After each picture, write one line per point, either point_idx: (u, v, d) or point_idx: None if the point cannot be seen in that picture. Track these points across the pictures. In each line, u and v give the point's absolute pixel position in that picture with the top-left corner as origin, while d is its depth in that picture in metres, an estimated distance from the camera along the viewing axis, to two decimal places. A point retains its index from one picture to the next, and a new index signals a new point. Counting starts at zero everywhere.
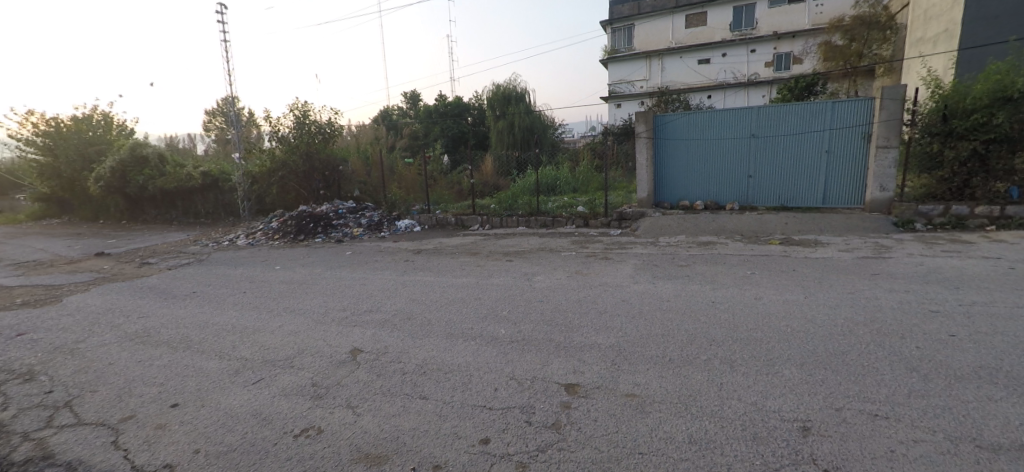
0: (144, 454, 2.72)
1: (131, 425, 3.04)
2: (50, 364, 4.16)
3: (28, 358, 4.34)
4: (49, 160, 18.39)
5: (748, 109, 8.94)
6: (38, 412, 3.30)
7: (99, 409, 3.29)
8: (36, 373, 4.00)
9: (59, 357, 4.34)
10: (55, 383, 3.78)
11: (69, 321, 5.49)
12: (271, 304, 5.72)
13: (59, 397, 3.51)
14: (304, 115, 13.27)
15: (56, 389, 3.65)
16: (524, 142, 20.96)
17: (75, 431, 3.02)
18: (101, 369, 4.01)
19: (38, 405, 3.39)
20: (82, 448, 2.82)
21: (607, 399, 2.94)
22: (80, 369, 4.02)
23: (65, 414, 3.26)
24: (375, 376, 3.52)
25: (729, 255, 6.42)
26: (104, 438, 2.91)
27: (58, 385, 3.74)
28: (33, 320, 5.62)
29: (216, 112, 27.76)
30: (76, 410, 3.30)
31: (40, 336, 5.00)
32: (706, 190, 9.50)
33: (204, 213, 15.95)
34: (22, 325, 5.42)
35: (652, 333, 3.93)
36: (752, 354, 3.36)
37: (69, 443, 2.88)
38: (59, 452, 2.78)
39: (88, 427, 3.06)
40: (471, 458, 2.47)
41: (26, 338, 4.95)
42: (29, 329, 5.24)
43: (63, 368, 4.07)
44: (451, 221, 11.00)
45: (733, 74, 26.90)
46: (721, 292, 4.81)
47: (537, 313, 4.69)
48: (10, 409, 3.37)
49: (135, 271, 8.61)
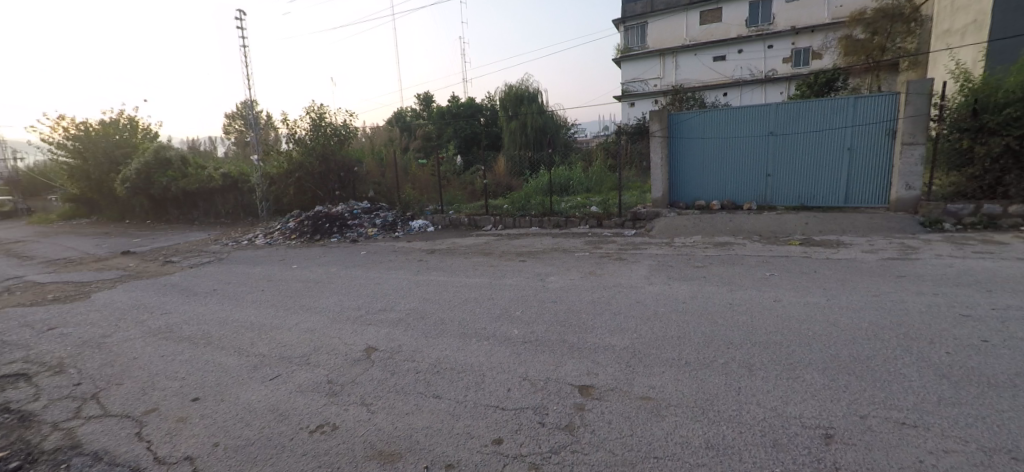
0: (165, 446, 2.75)
1: (154, 418, 3.08)
2: (78, 358, 4.25)
3: (58, 352, 4.44)
4: (79, 163, 18.93)
5: (767, 106, 8.76)
6: (67, 403, 3.37)
7: (125, 401, 3.34)
8: (65, 366, 4.08)
9: (87, 351, 4.43)
10: (83, 375, 3.86)
11: (97, 316, 5.62)
12: (287, 303, 5.77)
13: (87, 389, 3.59)
14: (320, 118, 13.53)
15: (84, 382, 3.72)
16: (536, 142, 20.94)
17: (102, 422, 3.07)
18: (127, 363, 4.08)
19: (67, 397, 3.46)
20: (107, 438, 2.87)
21: (622, 402, 2.88)
22: (107, 363, 4.09)
23: (92, 405, 3.32)
24: (389, 374, 3.52)
25: (747, 256, 6.28)
26: (128, 430, 2.95)
27: (85, 377, 3.81)
28: (63, 314, 5.77)
29: (236, 115, 28.27)
30: (102, 401, 3.36)
31: (69, 330, 5.12)
32: (722, 188, 9.35)
33: (224, 213, 16.22)
34: (52, 320, 5.56)
35: (666, 335, 3.85)
36: (772, 358, 3.27)
37: (96, 434, 2.93)
38: (85, 443, 2.83)
39: (114, 418, 3.11)
40: (484, 458, 2.44)
41: (56, 332, 5.07)
42: (59, 324, 5.37)
43: (91, 361, 4.15)
44: (464, 221, 11.02)
45: (749, 71, 26.45)
46: (740, 293, 4.71)
47: (552, 313, 4.65)
48: (40, 401, 3.44)
49: (159, 268, 8.80)
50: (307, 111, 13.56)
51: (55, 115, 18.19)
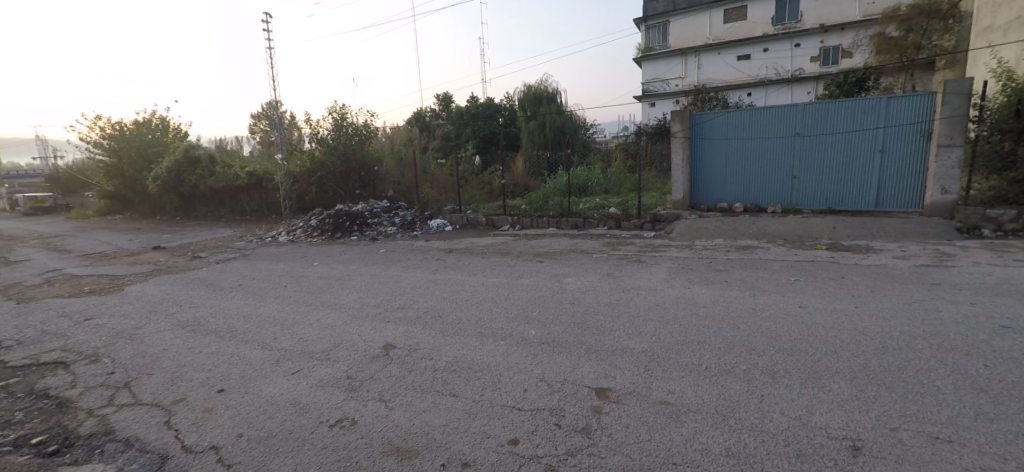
0: (193, 434, 2.82)
1: (181, 407, 3.16)
2: (112, 348, 4.39)
3: (93, 342, 4.59)
4: (114, 161, 19.63)
5: (794, 107, 8.54)
6: (102, 391, 3.49)
7: (155, 390, 3.44)
8: (99, 355, 4.22)
9: (120, 341, 4.57)
10: (116, 365, 3.98)
11: (130, 308, 5.81)
12: (308, 299, 5.86)
13: (120, 378, 3.70)
14: (342, 118, 13.90)
15: (118, 371, 3.84)
16: (555, 142, 20.83)
17: (133, 410, 3.17)
18: (157, 354, 4.19)
19: (101, 385, 3.58)
20: (138, 426, 2.96)
21: (639, 406, 2.83)
22: (139, 353, 4.22)
23: (125, 393, 3.43)
24: (406, 371, 3.53)
25: (770, 260, 6.13)
26: (157, 418, 3.04)
27: (119, 367, 3.93)
28: (99, 306, 5.98)
29: (261, 115, 28.92)
30: (134, 390, 3.46)
31: (104, 322, 5.29)
32: (745, 191, 9.15)
33: (249, 211, 16.60)
34: (88, 311, 5.78)
35: (685, 339, 3.78)
36: (796, 365, 3.18)
37: (128, 421, 3.03)
38: (117, 429, 2.93)
39: (144, 407, 3.20)
40: (501, 458, 2.42)
41: (92, 323, 5.26)
42: (95, 315, 5.57)
43: (123, 352, 4.28)
44: (482, 221, 11.04)
45: (775, 71, 25.83)
46: (763, 298, 4.60)
47: (569, 315, 4.60)
48: (77, 388, 3.57)
49: (188, 263, 9.04)
50: (329, 111, 13.87)
51: (93, 116, 18.96)
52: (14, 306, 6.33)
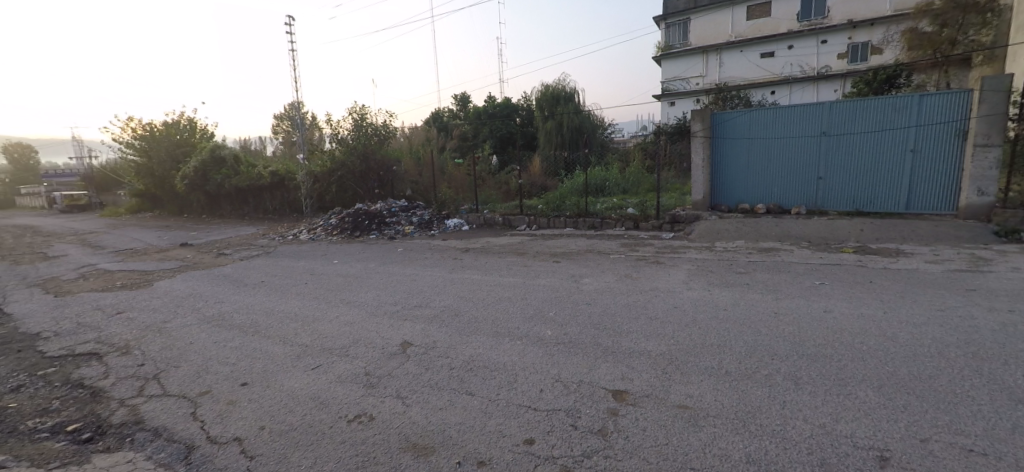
0: (217, 426, 2.88)
1: (206, 399, 3.23)
2: (142, 341, 4.52)
3: (124, 334, 4.73)
4: (145, 161, 20.25)
5: (819, 105, 8.32)
6: (132, 382, 3.59)
7: (182, 382, 3.52)
8: (130, 347, 4.35)
9: (149, 334, 4.70)
10: (146, 357, 4.09)
11: (159, 302, 5.97)
12: (328, 296, 5.93)
13: (149, 369, 3.80)
14: (361, 118, 14.36)
15: (147, 363, 3.95)
16: (573, 142, 20.73)
17: (161, 401, 3.25)
18: (184, 347, 4.30)
19: (132, 376, 3.69)
20: (167, 416, 3.04)
21: (657, 409, 2.78)
22: (166, 346, 4.33)
23: (154, 384, 3.52)
24: (423, 369, 3.54)
25: (794, 263, 5.97)
26: (184, 409, 3.12)
27: (148, 359, 4.04)
28: (130, 300, 6.17)
29: (284, 116, 29.51)
30: (163, 382, 3.55)
31: (134, 315, 5.45)
32: (769, 191, 8.96)
33: (271, 209, 16.92)
34: (120, 305, 5.96)
35: (705, 343, 3.70)
36: (821, 372, 3.08)
37: (156, 411, 3.12)
38: (146, 419, 3.01)
39: (172, 398, 3.29)
40: (516, 458, 2.41)
41: (123, 316, 5.43)
42: (126, 308, 5.74)
43: (152, 344, 4.40)
44: (498, 221, 11.04)
45: (800, 68, 25.22)
46: (787, 302, 4.48)
47: (585, 315, 4.57)
48: (109, 379, 3.69)
49: (213, 260, 9.26)
50: (349, 112, 14.28)
51: (125, 117, 19.63)
52: (51, 299, 6.57)
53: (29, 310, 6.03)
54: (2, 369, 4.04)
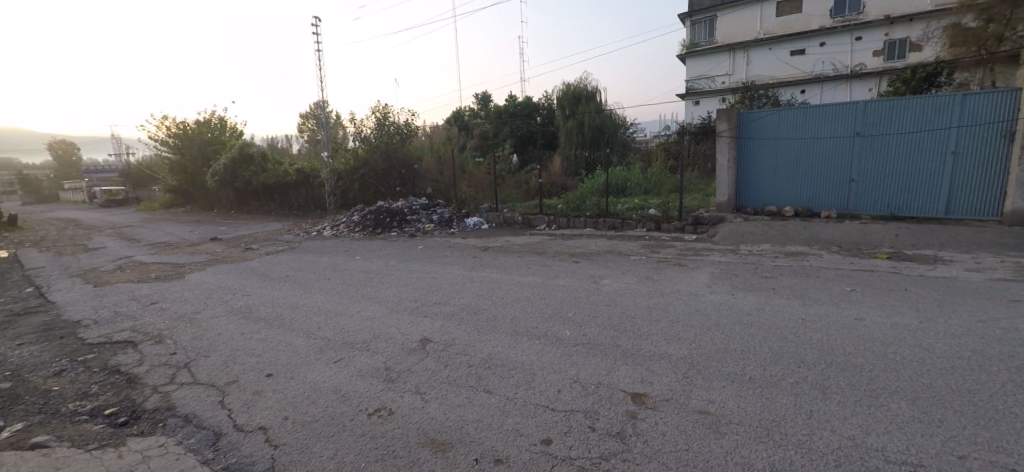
0: (243, 415, 2.94)
1: (233, 388, 3.30)
2: (174, 330, 4.66)
3: (157, 323, 4.89)
4: (178, 158, 20.96)
5: (853, 105, 8.04)
6: (165, 369, 3.70)
7: (211, 371, 3.62)
8: (163, 337, 4.48)
9: (181, 324, 4.84)
10: (177, 346, 4.21)
11: (190, 294, 6.15)
12: (350, 291, 6.00)
13: (181, 358, 3.91)
14: (384, 117, 14.60)
15: (178, 351, 4.07)
16: (593, 142, 20.56)
17: (191, 389, 3.34)
18: (213, 337, 4.41)
19: (164, 364, 3.80)
20: (196, 404, 3.12)
21: (678, 414, 2.71)
22: (197, 336, 4.45)
23: (185, 372, 3.62)
24: (442, 365, 3.55)
25: (823, 268, 5.78)
26: (212, 397, 3.19)
27: (179, 348, 4.16)
28: (163, 291, 6.38)
29: (310, 115, 30.12)
30: (193, 370, 3.65)
31: (167, 306, 5.63)
32: (796, 193, 8.71)
33: (297, 206, 17.27)
34: (154, 296, 6.16)
35: (729, 347, 3.61)
36: (851, 381, 2.96)
37: (186, 399, 3.20)
38: (178, 406, 3.10)
39: (201, 386, 3.37)
40: (533, 457, 2.38)
41: (156, 306, 5.61)
42: (159, 299, 5.93)
43: (183, 334, 4.53)
44: (518, 220, 11.01)
45: (833, 66, 24.44)
46: (816, 308, 4.33)
47: (604, 317, 4.51)
48: (144, 366, 3.81)
49: (241, 254, 9.50)
50: (372, 111, 14.53)
51: (160, 116, 20.34)
52: (91, 288, 6.84)
53: (70, 299, 6.30)
54: (46, 354, 4.23)
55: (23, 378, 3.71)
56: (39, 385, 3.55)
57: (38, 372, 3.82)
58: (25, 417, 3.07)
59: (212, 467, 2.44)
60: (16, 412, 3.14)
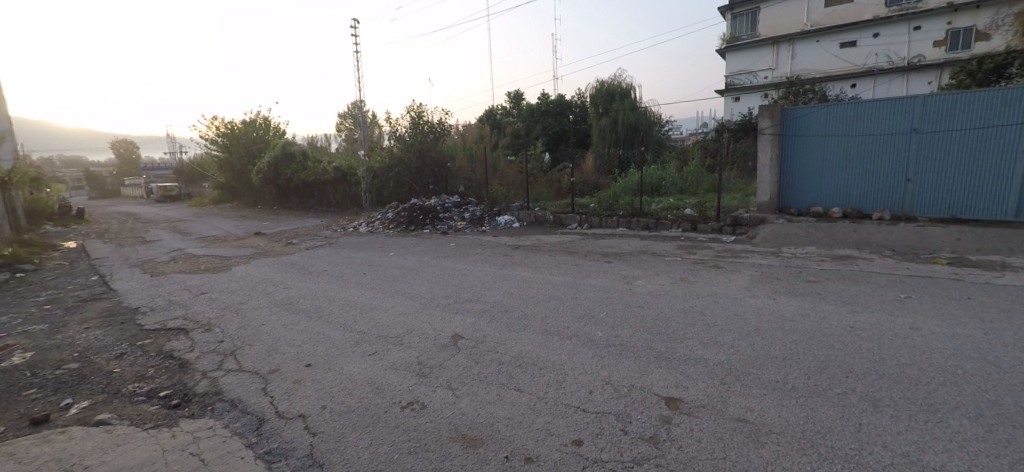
0: (284, 402, 3.03)
1: (275, 377, 3.41)
2: (221, 319, 4.87)
3: (207, 312, 5.13)
4: (226, 156, 21.98)
5: (910, 99, 7.57)
6: (213, 356, 3.86)
7: (255, 359, 3.75)
8: (211, 325, 4.69)
9: (228, 314, 5.06)
10: (224, 334, 4.39)
11: (236, 285, 6.42)
12: (384, 286, 6.11)
13: (228, 346, 4.08)
14: (418, 116, 14.83)
15: (226, 339, 4.24)
16: (627, 140, 20.18)
17: (237, 375, 3.48)
18: (257, 327, 4.58)
19: (213, 351, 3.96)
20: (241, 390, 3.24)
21: (714, 421, 2.61)
22: (242, 326, 4.63)
23: (231, 360, 3.77)
24: (473, 362, 3.56)
25: (874, 273, 5.48)
26: (256, 384, 3.31)
27: (226, 336, 4.34)
28: (212, 282, 6.68)
29: (348, 115, 30.96)
30: (239, 358, 3.79)
31: (215, 296, 5.89)
32: (845, 193, 8.27)
33: (334, 202, 17.78)
34: (203, 286, 6.46)
35: (771, 354, 3.45)
36: (904, 394, 2.77)
37: (232, 384, 3.33)
38: (225, 391, 3.23)
39: (246, 373, 3.50)
40: (563, 458, 2.34)
41: (206, 296, 5.88)
42: (208, 290, 6.22)
43: (230, 323, 4.73)
44: (549, 218, 10.94)
45: (887, 58, 23.08)
46: (866, 316, 4.09)
47: (637, 318, 4.41)
48: (194, 352, 3.98)
49: (283, 249, 9.85)
50: (407, 110, 14.75)
51: (210, 116, 21.43)
52: (147, 278, 7.24)
53: (129, 287, 6.69)
54: (108, 338, 4.51)
55: (88, 359, 3.97)
56: (103, 367, 3.78)
57: (102, 354, 4.07)
58: (91, 395, 3.28)
59: (255, 451, 2.52)
60: (83, 391, 3.36)
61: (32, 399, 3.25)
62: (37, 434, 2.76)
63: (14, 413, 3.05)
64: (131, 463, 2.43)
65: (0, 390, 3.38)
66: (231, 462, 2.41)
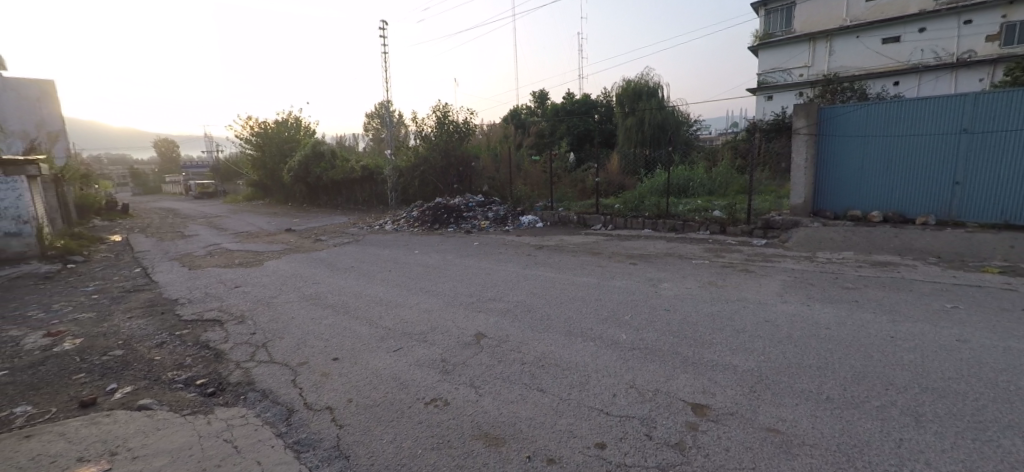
0: (312, 394, 3.09)
1: (304, 369, 3.48)
2: (254, 312, 5.00)
3: (240, 305, 5.29)
4: (259, 155, 22.67)
5: (960, 97, 7.19)
6: (246, 347, 3.97)
7: (286, 352, 3.83)
8: (244, 317, 4.83)
9: (260, 307, 5.20)
10: (257, 327, 4.51)
11: (267, 280, 6.60)
12: (408, 284, 6.17)
13: (260, 338, 4.19)
14: (444, 116, 14.81)
15: (258, 332, 4.36)
16: (654, 140, 19.85)
17: (268, 367, 3.56)
18: (287, 321, 4.69)
19: (246, 343, 4.08)
20: (272, 381, 3.31)
21: (743, 429, 2.53)
22: (273, 319, 4.75)
23: (263, 351, 3.87)
24: (496, 361, 3.54)
25: (916, 281, 5.22)
26: (286, 376, 3.38)
27: (259, 328, 4.46)
28: (245, 276, 6.89)
29: (375, 115, 31.44)
30: (271, 350, 3.89)
31: (248, 289, 6.07)
32: (888, 196, 7.92)
33: (361, 200, 18.09)
34: (237, 280, 6.67)
35: (805, 362, 3.32)
36: (950, 410, 2.62)
37: (263, 375, 3.42)
38: (256, 381, 3.32)
39: (276, 365, 3.58)
40: (586, 460, 2.31)
41: (239, 290, 6.07)
42: (241, 284, 6.41)
43: (262, 316, 4.86)
44: (573, 218, 10.86)
45: (935, 54, 22.01)
46: (908, 325, 3.90)
47: (663, 322, 4.31)
48: (228, 343, 4.11)
49: (312, 245, 10.07)
50: (433, 110, 14.84)
51: (245, 116, 22.12)
52: (186, 271, 7.53)
53: (169, 279, 6.97)
54: (150, 327, 4.70)
55: (132, 347, 4.14)
56: (145, 354, 3.94)
57: (144, 342, 4.24)
58: (133, 381, 3.41)
59: (284, 440, 2.57)
60: (126, 376, 3.51)
61: (81, 382, 3.42)
62: (85, 416, 2.89)
63: (65, 396, 3.21)
64: (168, 448, 2.51)
65: (52, 374, 3.57)
66: (262, 451, 2.47)
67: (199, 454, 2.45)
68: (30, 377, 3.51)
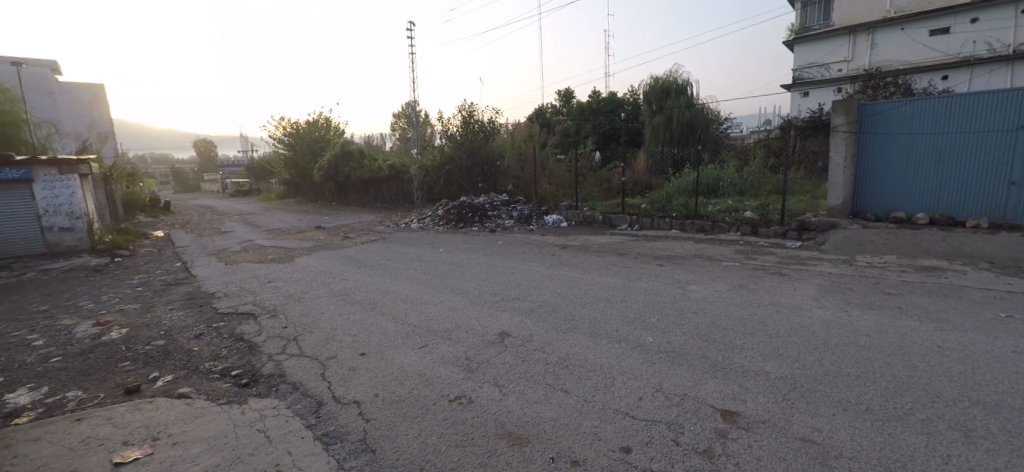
0: (341, 388, 3.15)
1: (333, 363, 3.56)
2: (285, 307, 5.14)
3: (273, 300, 5.44)
4: (290, 154, 23.31)
5: (1015, 92, 6.77)
6: (278, 341, 4.08)
7: (315, 346, 3.93)
8: (277, 311, 4.97)
9: (291, 302, 5.34)
10: (288, 321, 4.64)
11: (298, 276, 6.78)
12: (432, 282, 6.23)
13: (291, 332, 4.30)
14: (469, 115, 14.85)
15: (290, 326, 4.48)
16: (682, 138, 19.50)
17: (299, 360, 3.65)
18: (317, 316, 4.81)
19: (278, 336, 4.19)
20: (301, 374, 3.40)
21: (776, 439, 2.45)
22: (304, 314, 4.87)
23: (294, 345, 3.97)
24: (520, 360, 3.54)
25: (962, 287, 4.96)
26: (315, 369, 3.46)
27: (290, 323, 4.58)
28: (277, 272, 7.08)
29: (401, 116, 31.92)
30: (301, 344, 3.99)
31: (280, 285, 6.25)
32: (934, 197, 7.55)
33: (387, 199, 18.37)
34: (269, 275, 6.87)
35: (842, 371, 3.19)
36: (1002, 426, 2.47)
37: (294, 368, 3.50)
38: (287, 374, 3.41)
39: (306, 359, 3.67)
40: (612, 463, 2.28)
41: (271, 285, 6.25)
42: (273, 279, 6.60)
43: (293, 311, 4.99)
44: (598, 218, 10.75)
45: (988, 46, 20.75)
46: (955, 335, 3.70)
47: (692, 325, 4.21)
48: (261, 336, 4.23)
49: (340, 242, 10.29)
50: (458, 110, 14.88)
51: (278, 117, 22.81)
52: (222, 266, 7.81)
53: (206, 274, 7.24)
54: (188, 318, 4.89)
55: (172, 337, 4.32)
56: (184, 345, 4.11)
57: (184, 333, 4.42)
58: (173, 371, 3.56)
59: (313, 432, 2.63)
60: (167, 366, 3.66)
61: (125, 370, 3.59)
62: (130, 402, 3.03)
63: (111, 382, 3.38)
64: (206, 435, 2.61)
65: (100, 362, 3.75)
66: (293, 441, 2.53)
67: (234, 442, 2.54)
68: (80, 364, 3.71)
